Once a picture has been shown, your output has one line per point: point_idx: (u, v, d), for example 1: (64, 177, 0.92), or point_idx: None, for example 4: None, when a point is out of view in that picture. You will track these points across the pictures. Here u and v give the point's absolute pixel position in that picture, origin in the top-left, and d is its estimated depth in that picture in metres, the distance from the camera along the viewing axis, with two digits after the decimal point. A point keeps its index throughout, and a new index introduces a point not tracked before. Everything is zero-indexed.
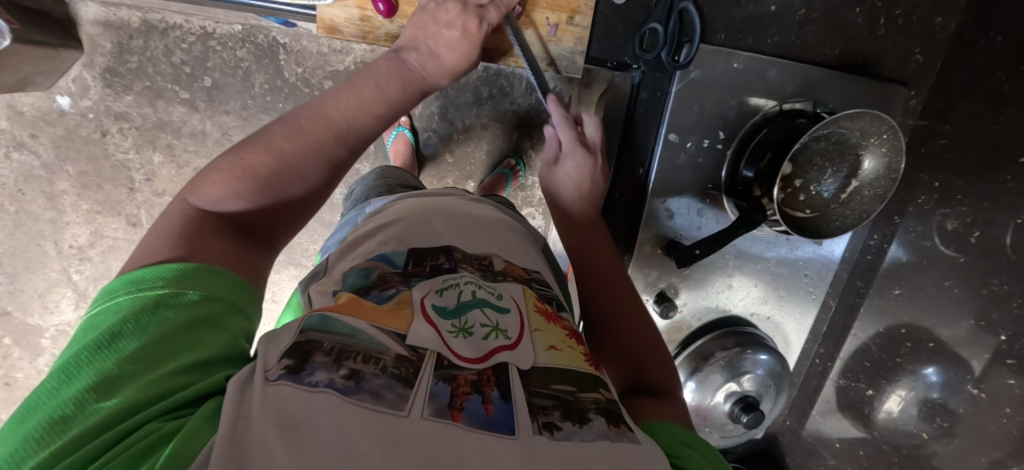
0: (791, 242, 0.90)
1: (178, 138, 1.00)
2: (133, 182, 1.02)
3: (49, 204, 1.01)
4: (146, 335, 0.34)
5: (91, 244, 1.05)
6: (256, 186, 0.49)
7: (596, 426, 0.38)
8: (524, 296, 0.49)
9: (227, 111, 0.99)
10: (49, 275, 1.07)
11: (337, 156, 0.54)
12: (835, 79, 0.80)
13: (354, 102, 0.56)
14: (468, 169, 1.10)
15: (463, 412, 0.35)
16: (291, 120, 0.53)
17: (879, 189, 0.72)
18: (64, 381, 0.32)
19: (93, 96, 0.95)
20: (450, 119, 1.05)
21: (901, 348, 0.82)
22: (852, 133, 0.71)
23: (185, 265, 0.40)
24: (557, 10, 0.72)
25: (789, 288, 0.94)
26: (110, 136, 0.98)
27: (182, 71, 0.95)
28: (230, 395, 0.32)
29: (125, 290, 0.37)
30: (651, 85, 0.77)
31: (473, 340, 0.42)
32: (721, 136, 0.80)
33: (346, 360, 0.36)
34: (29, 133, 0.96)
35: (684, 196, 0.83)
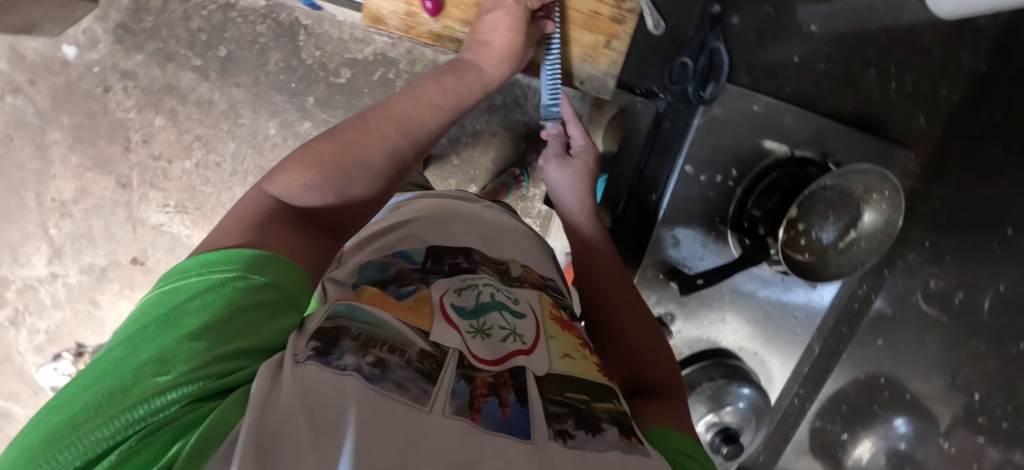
0: (785, 283, 0.93)
1: (183, 104, 0.98)
2: (129, 142, 0.99)
3: (37, 154, 0.98)
4: (211, 314, 0.33)
5: (75, 200, 1.02)
6: (326, 175, 0.47)
7: (609, 436, 0.39)
8: (538, 301, 0.51)
9: (238, 84, 0.98)
10: (25, 226, 1.03)
11: (402, 149, 0.54)
12: (843, 132, 0.85)
13: (417, 101, 0.58)
14: (473, 173, 1.10)
15: (481, 414, 0.36)
16: (359, 117, 0.53)
17: (874, 243, 0.78)
18: (129, 350, 0.31)
19: (102, 51, 0.93)
20: (460, 122, 1.06)
21: None
22: (856, 186, 0.75)
23: (259, 251, 0.38)
24: (595, 33, 0.74)
25: (778, 327, 0.97)
26: (112, 93, 0.96)
27: (198, 38, 0.94)
28: (262, 376, 0.31)
29: (197, 267, 0.36)
30: (673, 115, 0.83)
31: (490, 342, 0.43)
32: (733, 173, 0.83)
33: (372, 349, 0.36)
34: (28, 79, 0.93)
35: (690, 226, 0.85)
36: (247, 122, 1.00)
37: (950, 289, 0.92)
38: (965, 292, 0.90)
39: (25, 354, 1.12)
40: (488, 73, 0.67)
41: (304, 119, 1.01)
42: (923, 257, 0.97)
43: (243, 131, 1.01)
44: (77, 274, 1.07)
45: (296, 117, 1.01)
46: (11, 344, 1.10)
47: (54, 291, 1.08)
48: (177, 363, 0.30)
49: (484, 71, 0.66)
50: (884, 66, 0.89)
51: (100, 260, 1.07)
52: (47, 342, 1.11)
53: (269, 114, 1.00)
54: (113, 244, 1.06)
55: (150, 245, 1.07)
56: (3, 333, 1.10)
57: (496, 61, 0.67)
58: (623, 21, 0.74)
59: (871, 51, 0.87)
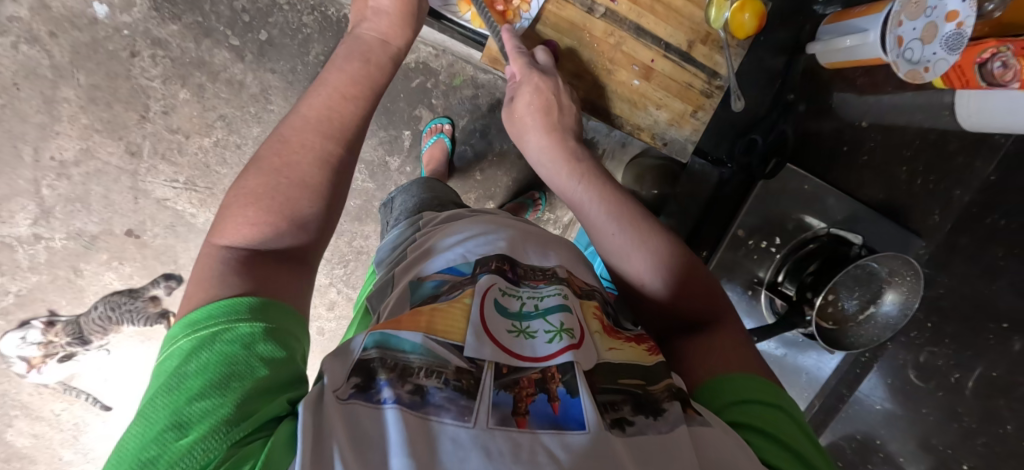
0: (801, 346, 1.00)
1: (212, 81, 0.95)
2: (147, 111, 0.95)
3: (43, 108, 0.92)
4: (210, 374, 0.32)
5: (75, 162, 0.97)
6: (268, 207, 0.44)
7: (671, 415, 0.39)
8: (585, 311, 0.46)
9: (273, 70, 0.96)
10: (14, 182, 0.96)
11: (328, 148, 0.49)
12: (872, 216, 0.91)
13: (323, 98, 0.52)
14: (492, 190, 1.12)
15: (527, 417, 0.35)
16: (278, 134, 0.48)
17: (892, 321, 0.82)
18: (143, 426, 0.30)
19: (135, 15, 0.89)
20: (489, 139, 1.08)
21: (873, 457, 1.03)
22: (883, 269, 0.80)
23: (254, 299, 0.37)
24: (686, 101, 0.77)
25: (788, 385, 1.01)
26: (138, 58, 0.92)
27: (240, 18, 0.92)
28: (304, 417, 0.32)
29: (183, 334, 0.35)
30: (736, 183, 0.97)
31: (536, 343, 0.41)
32: (776, 241, 0.88)
33: (410, 377, 0.36)
34: (48, 31, 0.88)
35: (733, 286, 0.91)
36: (276, 109, 0.99)
37: (945, 368, 0.95)
38: (959, 372, 0.94)
39: None
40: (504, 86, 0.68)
41: None
42: (925, 337, 0.99)
43: (270, 118, 0.99)
44: (63, 239, 1.01)
45: None
46: None
47: (34, 253, 1.01)
48: (194, 422, 0.30)
49: (386, 41, 0.61)
50: (913, 163, 0.97)
51: (91, 227, 1.01)
52: (15, 305, 1.03)
53: None
54: (109, 213, 1.01)
55: (150, 218, 1.03)
56: None
57: (398, 29, 0.62)
58: (711, 95, 0.77)
59: (904, 150, 0.96)
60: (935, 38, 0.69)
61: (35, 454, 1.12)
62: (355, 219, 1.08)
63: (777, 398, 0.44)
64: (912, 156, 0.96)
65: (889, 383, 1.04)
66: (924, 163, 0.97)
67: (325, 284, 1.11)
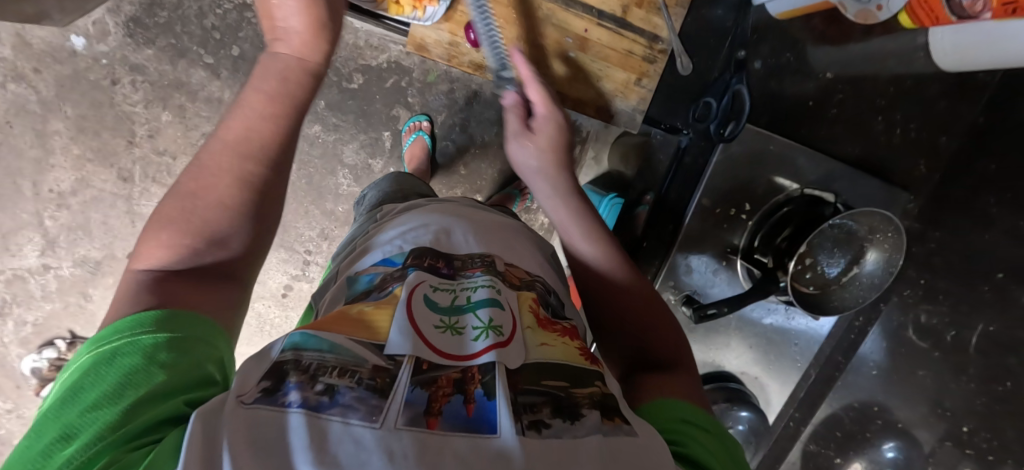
0: (788, 312, 0.91)
1: (192, 101, 0.97)
2: (133, 136, 0.98)
3: (37, 142, 0.96)
4: (102, 389, 0.31)
5: (73, 192, 1.00)
6: (181, 233, 0.41)
7: (589, 421, 0.36)
8: (519, 300, 0.45)
9: (249, 84, 0.97)
10: (18, 216, 1.00)
11: (252, 171, 0.44)
12: (847, 173, 0.85)
13: (239, 117, 0.45)
14: (479, 183, 1.11)
15: (438, 417, 0.32)
16: (195, 157, 0.44)
17: (876, 279, 0.79)
18: (35, 437, 0.30)
19: (111, 43, 0.92)
20: (469, 133, 1.07)
21: (872, 423, 0.98)
22: (862, 227, 0.76)
23: (156, 310, 0.35)
24: (627, 70, 0.77)
25: (779, 355, 0.93)
26: (119, 85, 0.94)
27: (211, 36, 0.94)
28: (194, 424, 0.29)
29: (86, 349, 0.34)
30: (697, 150, 0.80)
31: (461, 340, 0.40)
32: (746, 207, 0.83)
33: (321, 376, 0.33)
34: (33, 67, 0.92)
35: (703, 254, 0.84)
36: None
37: (941, 327, 0.90)
38: (956, 330, 0.88)
39: (10, 347, 1.08)
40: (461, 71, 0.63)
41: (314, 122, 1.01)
42: (918, 294, 0.93)
43: None
44: (70, 267, 1.05)
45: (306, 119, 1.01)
46: None
47: (45, 283, 1.06)
48: (80, 438, 0.29)
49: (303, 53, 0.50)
50: (891, 112, 0.88)
51: (95, 253, 1.05)
52: (33, 334, 1.08)
53: None
54: (109, 238, 1.04)
55: None
56: None
57: (307, 41, 0.50)
58: (654, 61, 0.76)
59: (880, 99, 0.87)
60: None
61: None
62: (343, 224, 1.08)
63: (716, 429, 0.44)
64: (888, 105, 0.87)
65: (887, 347, 0.97)
66: (903, 111, 0.88)
67: None
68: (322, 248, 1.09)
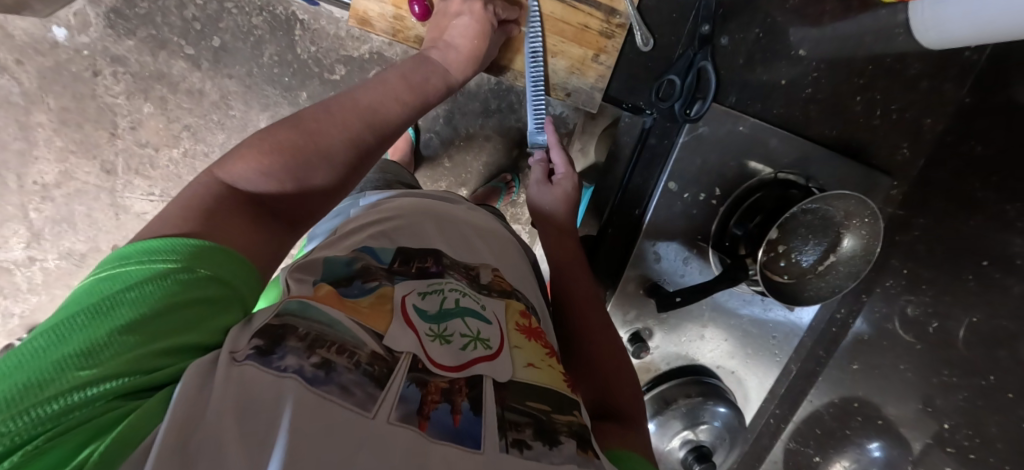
0: (765, 303, 0.92)
1: (173, 93, 0.97)
2: (116, 128, 0.98)
3: (21, 134, 0.97)
4: (143, 308, 0.32)
5: (57, 184, 1.01)
6: (283, 162, 0.48)
7: (566, 449, 0.40)
8: (507, 310, 0.51)
9: (230, 75, 0.97)
10: (3, 208, 1.01)
11: (365, 138, 0.56)
12: (826, 156, 0.84)
13: (385, 95, 0.60)
14: (464, 176, 1.10)
15: (429, 421, 0.36)
16: (323, 105, 0.55)
17: (853, 268, 0.77)
18: (51, 342, 0.29)
19: (93, 34, 0.92)
20: (454, 125, 1.05)
21: (852, 420, 0.97)
22: (837, 211, 0.74)
23: (200, 242, 0.38)
24: (584, 46, 0.76)
25: (756, 347, 0.96)
26: (101, 77, 0.95)
27: (191, 27, 0.93)
28: (188, 378, 0.30)
29: (135, 258, 0.35)
30: (659, 131, 0.82)
31: (451, 349, 0.43)
32: (717, 192, 0.82)
33: (318, 349, 0.36)
34: (15, 59, 0.92)
35: (673, 242, 0.84)
36: (237, 113, 1.00)
37: (924, 318, 0.87)
38: (939, 322, 0.85)
39: None
40: (453, 77, 0.70)
41: (296, 114, 1.01)
42: (900, 285, 0.91)
43: (233, 123, 1.00)
44: (55, 259, 1.06)
45: (288, 111, 1.00)
46: None
47: (30, 275, 1.06)
48: (104, 360, 0.29)
49: (449, 74, 0.69)
50: (872, 93, 0.84)
51: (79, 245, 1.05)
52: (20, 326, 1.09)
53: (261, 107, 1.00)
54: (94, 231, 1.05)
55: (132, 233, 1.06)
56: None
57: (461, 65, 0.70)
58: (612, 36, 0.76)
59: (859, 78, 0.83)
60: None
61: None
62: None
63: None
64: (867, 85, 0.84)
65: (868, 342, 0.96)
66: (885, 91, 0.85)
67: None
68: None
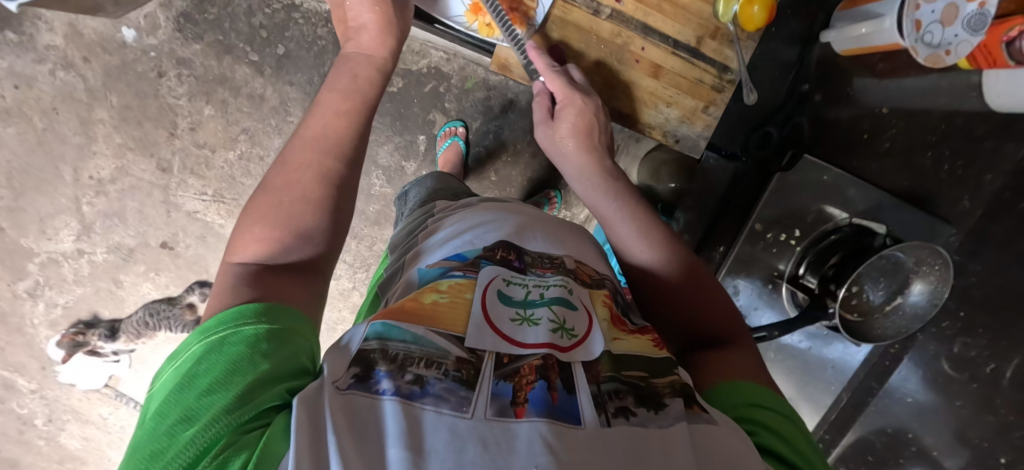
0: (827, 338, 0.98)
1: (234, 96, 0.98)
2: (175, 128, 0.99)
3: (81, 129, 0.98)
4: (220, 372, 0.35)
5: (112, 179, 1.02)
6: (272, 222, 0.47)
7: (673, 410, 0.41)
8: (591, 299, 0.50)
9: (292, 83, 0.99)
10: (57, 200, 1.02)
11: (333, 167, 0.52)
12: (896, 205, 0.87)
13: (321, 115, 0.55)
14: (507, 190, 1.13)
15: (526, 406, 0.37)
16: (280, 160, 0.52)
17: (920, 311, 0.80)
18: (158, 420, 0.33)
19: (161, 36, 0.93)
20: (502, 139, 1.08)
21: (906, 451, 1.01)
22: (911, 259, 0.77)
23: (259, 304, 0.40)
24: (696, 98, 0.77)
25: (813, 379, 1.00)
26: (165, 78, 0.96)
27: (258, 34, 0.95)
28: (296, 404, 0.34)
29: (197, 337, 0.38)
30: (742, 175, 1.00)
31: (538, 329, 0.44)
32: (796, 233, 0.86)
33: (410, 367, 0.38)
34: (82, 56, 0.93)
35: (752, 281, 0.90)
36: (295, 120, 1.01)
37: (980, 360, 0.95)
38: (994, 364, 0.94)
39: (38, 327, 1.10)
40: (379, 58, 0.63)
41: None
42: (956, 327, 0.97)
43: (290, 129, 1.02)
44: (103, 253, 1.07)
45: None
46: (24, 316, 1.08)
47: (78, 267, 1.07)
48: (199, 419, 0.32)
49: (372, 56, 0.62)
50: (941, 149, 0.94)
51: (128, 240, 1.06)
52: (62, 316, 1.10)
53: None
54: (144, 226, 1.06)
55: (181, 230, 1.07)
56: (19, 304, 1.07)
57: (378, 39, 0.63)
58: (723, 91, 0.77)
59: (932, 135, 0.94)
60: (956, 19, 0.70)
61: (86, 456, 1.19)
62: (373, 223, 1.10)
63: (771, 401, 0.46)
64: (938, 142, 0.94)
65: (921, 375, 1.01)
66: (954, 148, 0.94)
67: (348, 288, 1.14)
68: (350, 247, 1.11)
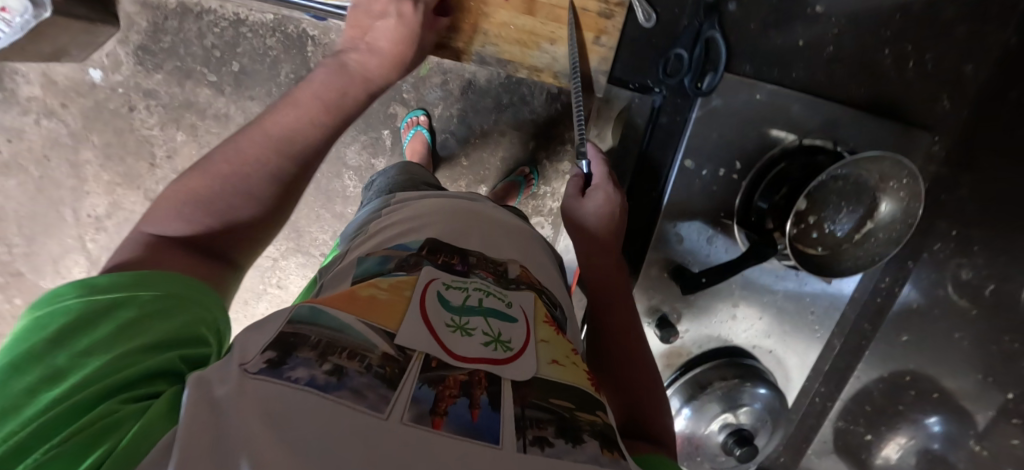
0: (799, 277, 0.89)
1: (201, 119, 1.01)
2: (154, 158, 1.04)
3: (72, 172, 1.04)
4: (105, 333, 0.33)
5: (108, 215, 1.08)
6: (205, 208, 0.49)
7: (589, 447, 0.36)
8: (533, 307, 0.49)
9: (252, 97, 1.00)
10: (64, 241, 1.09)
11: (281, 169, 0.53)
12: (856, 119, 0.80)
13: (297, 117, 0.55)
14: (482, 174, 1.10)
15: (445, 418, 0.33)
16: (230, 138, 0.53)
17: (893, 234, 0.76)
18: (11, 374, 0.30)
19: (125, 72, 0.97)
20: (467, 123, 1.06)
21: (907, 395, 0.92)
22: (871, 175, 0.73)
23: (133, 272, 0.40)
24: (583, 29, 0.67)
25: (794, 324, 0.93)
26: (136, 112, 1.00)
27: (212, 55, 0.97)
28: (189, 397, 0.30)
29: (73, 291, 0.36)
30: (670, 109, 0.78)
31: (470, 339, 0.41)
32: (737, 166, 0.80)
33: (330, 357, 0.35)
34: (60, 102, 0.99)
35: (695, 221, 0.83)
36: None
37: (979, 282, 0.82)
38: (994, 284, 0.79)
39: None
40: (374, 82, 0.62)
41: None
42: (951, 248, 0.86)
43: None
44: None
45: None
46: None
47: None
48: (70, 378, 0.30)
49: (372, 78, 0.62)
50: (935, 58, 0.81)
51: None
52: None
53: None
54: None
55: None
56: None
57: (387, 68, 0.62)
58: (612, 15, 0.66)
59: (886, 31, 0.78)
60: None
61: None
62: None
63: None
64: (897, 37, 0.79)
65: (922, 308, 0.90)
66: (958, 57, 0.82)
67: None
68: None
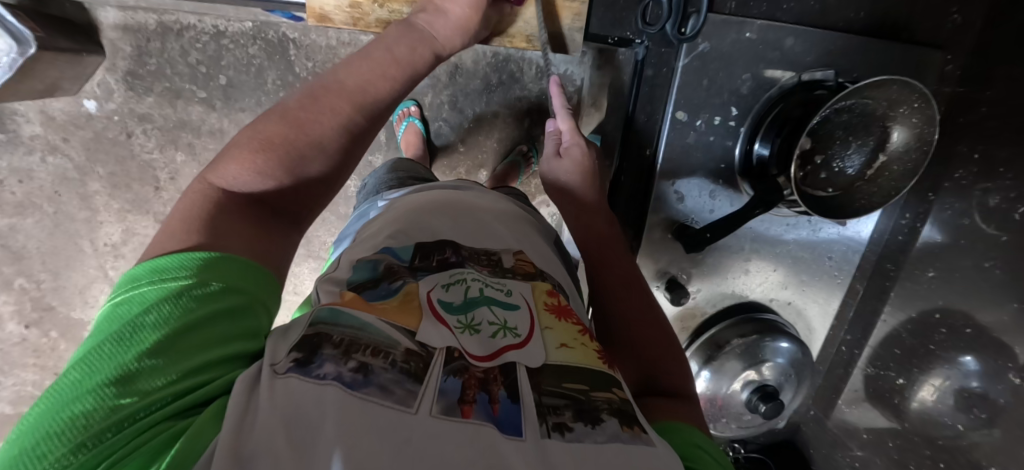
0: (813, 224, 0.86)
1: (198, 137, 1.02)
2: (158, 181, 1.05)
3: (84, 204, 1.06)
4: (168, 329, 0.32)
5: (123, 242, 1.10)
6: (281, 160, 0.48)
7: (610, 427, 0.35)
8: (535, 293, 0.46)
9: (242, 108, 1.00)
10: (87, 271, 1.12)
11: (357, 122, 0.53)
12: (859, 46, 0.75)
13: (370, 72, 0.56)
14: (480, 158, 1.08)
15: (473, 406, 0.33)
16: (308, 91, 0.52)
17: (907, 166, 0.71)
18: (84, 373, 0.30)
19: (117, 99, 0.98)
20: (460, 110, 1.03)
21: (936, 334, 0.77)
22: (879, 103, 0.69)
23: (202, 254, 0.37)
24: None
25: (811, 272, 0.90)
26: (134, 137, 1.01)
27: (198, 71, 0.97)
28: (235, 400, 0.30)
29: (150, 278, 0.35)
30: (655, 60, 0.74)
31: (480, 338, 0.39)
32: (734, 113, 0.77)
33: (354, 354, 0.34)
34: (62, 137, 1.01)
35: (694, 178, 0.80)
36: None
37: (1006, 206, 0.68)
38: None
39: None
40: (443, 46, 0.63)
41: None
42: (973, 173, 0.73)
43: None
44: None
45: None
46: None
47: None
48: (140, 386, 0.29)
49: (439, 41, 0.62)
50: None
51: None
52: None
53: None
54: None
55: None
56: None
57: (451, 34, 0.63)
58: None
59: None
60: None
61: None
62: None
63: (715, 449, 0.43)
64: None
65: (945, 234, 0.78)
66: None
67: None
68: None
